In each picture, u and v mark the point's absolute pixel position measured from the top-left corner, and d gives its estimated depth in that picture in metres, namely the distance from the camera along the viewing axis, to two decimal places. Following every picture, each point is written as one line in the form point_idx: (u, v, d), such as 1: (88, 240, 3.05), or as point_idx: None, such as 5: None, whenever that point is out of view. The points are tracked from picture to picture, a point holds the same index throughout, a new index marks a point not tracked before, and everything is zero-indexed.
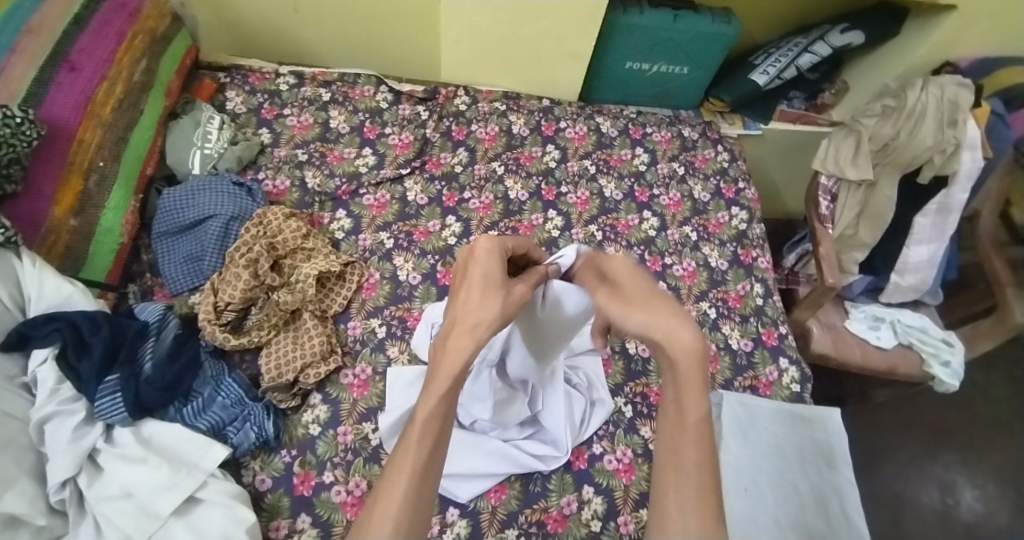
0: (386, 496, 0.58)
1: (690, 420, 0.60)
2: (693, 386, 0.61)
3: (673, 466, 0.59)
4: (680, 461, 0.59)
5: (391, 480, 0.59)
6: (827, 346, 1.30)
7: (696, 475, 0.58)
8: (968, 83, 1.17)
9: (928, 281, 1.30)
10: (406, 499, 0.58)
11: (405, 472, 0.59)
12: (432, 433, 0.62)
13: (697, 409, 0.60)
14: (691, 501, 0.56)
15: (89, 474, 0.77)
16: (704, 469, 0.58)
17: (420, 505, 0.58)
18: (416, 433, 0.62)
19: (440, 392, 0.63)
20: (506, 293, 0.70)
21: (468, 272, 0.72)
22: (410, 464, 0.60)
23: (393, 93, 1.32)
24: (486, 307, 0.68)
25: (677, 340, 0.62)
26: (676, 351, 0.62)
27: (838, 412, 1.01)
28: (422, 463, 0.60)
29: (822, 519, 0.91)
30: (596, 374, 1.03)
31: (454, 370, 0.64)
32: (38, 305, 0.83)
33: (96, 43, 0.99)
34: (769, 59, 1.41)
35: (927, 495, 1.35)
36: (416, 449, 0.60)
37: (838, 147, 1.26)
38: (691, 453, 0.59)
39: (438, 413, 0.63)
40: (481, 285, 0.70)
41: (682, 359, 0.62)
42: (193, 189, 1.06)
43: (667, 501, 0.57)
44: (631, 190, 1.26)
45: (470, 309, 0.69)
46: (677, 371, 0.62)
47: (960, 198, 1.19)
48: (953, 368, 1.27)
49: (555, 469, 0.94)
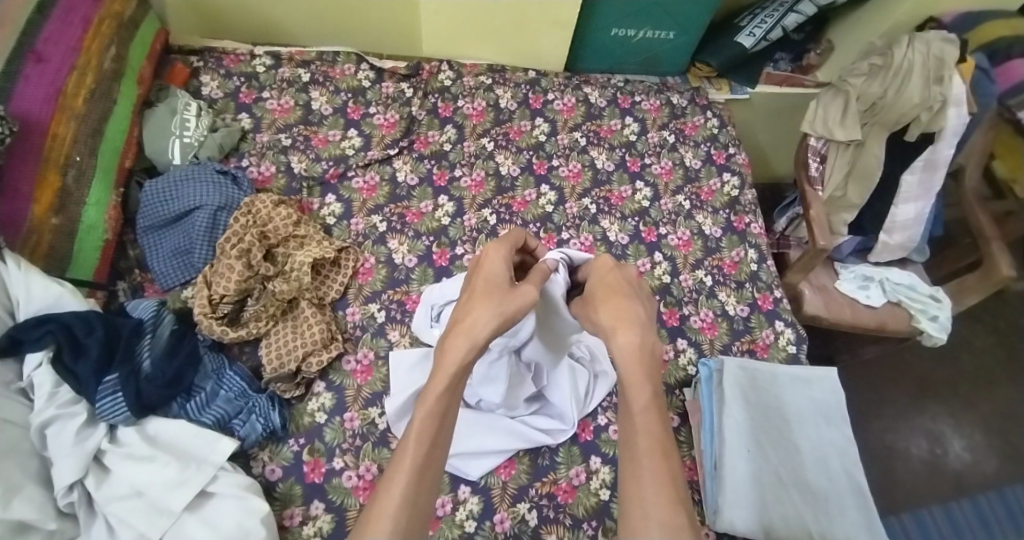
0: (385, 495, 0.63)
1: (637, 407, 0.72)
2: (633, 377, 0.73)
3: (632, 452, 0.70)
4: (635, 447, 0.69)
5: (392, 480, 0.64)
6: (818, 307, 1.33)
7: (652, 461, 0.68)
8: (954, 39, 1.17)
9: (915, 239, 1.33)
10: (404, 500, 0.62)
11: (402, 475, 0.64)
12: (428, 436, 0.67)
13: (640, 396, 0.73)
14: (647, 474, 0.66)
15: (97, 475, 0.76)
16: (655, 452, 0.68)
17: (416, 507, 0.63)
18: (416, 430, 0.67)
19: (439, 390, 0.70)
20: (507, 290, 0.77)
21: (476, 277, 0.80)
22: (410, 461, 0.65)
23: (376, 71, 1.28)
24: (481, 309, 0.74)
25: (620, 338, 0.77)
26: (622, 351, 0.76)
27: (837, 372, 1.03)
28: (421, 461, 0.65)
29: (823, 475, 0.94)
30: (599, 348, 1.05)
31: (455, 366, 0.71)
32: (28, 308, 0.81)
33: (62, 31, 0.94)
34: (755, 20, 1.40)
35: (915, 447, 1.42)
36: (415, 446, 0.66)
37: (826, 108, 1.26)
38: (644, 439, 0.69)
39: (434, 414, 0.69)
40: (483, 288, 0.77)
41: (626, 355, 0.75)
42: (176, 180, 1.02)
43: (629, 484, 0.67)
44: (623, 160, 1.26)
45: (469, 312, 0.75)
46: (624, 366, 0.75)
47: (947, 153, 1.20)
48: (941, 322, 1.31)
49: (562, 442, 0.96)
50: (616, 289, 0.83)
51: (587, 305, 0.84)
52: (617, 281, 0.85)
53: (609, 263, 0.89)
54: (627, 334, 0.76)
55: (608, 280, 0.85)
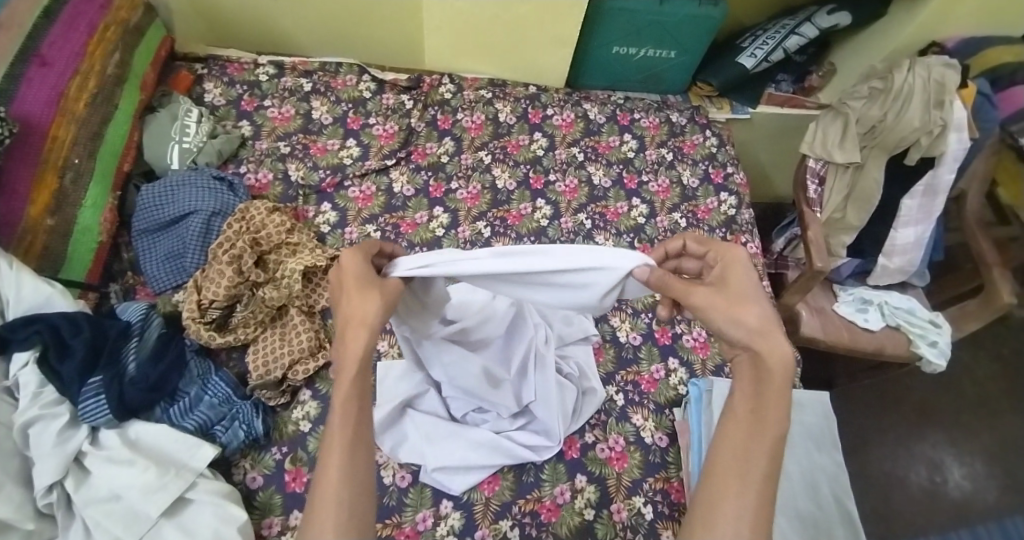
0: (321, 482, 0.53)
1: (770, 432, 0.55)
2: (778, 404, 0.56)
3: (736, 475, 0.54)
4: (749, 468, 0.54)
5: (327, 457, 0.55)
6: (816, 329, 1.31)
7: (758, 491, 0.53)
8: (955, 63, 1.16)
9: (915, 263, 1.31)
10: (345, 480, 0.53)
11: (337, 455, 0.54)
12: (351, 415, 0.57)
13: (773, 425, 0.55)
14: (750, 506, 0.52)
15: (76, 477, 0.76)
16: (770, 485, 0.53)
17: (359, 490, 0.54)
18: (337, 410, 0.57)
19: (351, 375, 0.58)
20: (385, 287, 0.62)
21: (342, 274, 0.62)
22: (339, 446, 0.55)
23: (377, 82, 1.29)
24: (363, 300, 0.60)
25: (771, 350, 0.57)
26: (772, 366, 0.57)
27: (828, 395, 1.02)
28: (354, 441, 0.56)
29: (812, 502, 0.91)
30: (587, 364, 1.02)
31: (358, 353, 0.58)
32: (17, 306, 0.81)
33: (67, 36, 0.96)
34: (757, 41, 1.40)
35: (915, 474, 1.45)
36: (340, 428, 0.56)
37: (825, 130, 1.26)
38: (764, 467, 0.53)
39: (355, 394, 0.58)
40: (365, 289, 0.62)
41: (775, 376, 0.57)
42: (172, 184, 1.03)
43: (719, 502, 0.53)
44: (620, 177, 1.26)
45: (355, 305, 0.59)
46: (766, 381, 0.57)
47: (948, 179, 1.19)
48: (940, 348, 1.29)
49: (547, 460, 0.95)
50: (757, 293, 0.61)
51: (725, 301, 0.59)
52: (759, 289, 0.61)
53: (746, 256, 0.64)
54: (782, 353, 0.57)
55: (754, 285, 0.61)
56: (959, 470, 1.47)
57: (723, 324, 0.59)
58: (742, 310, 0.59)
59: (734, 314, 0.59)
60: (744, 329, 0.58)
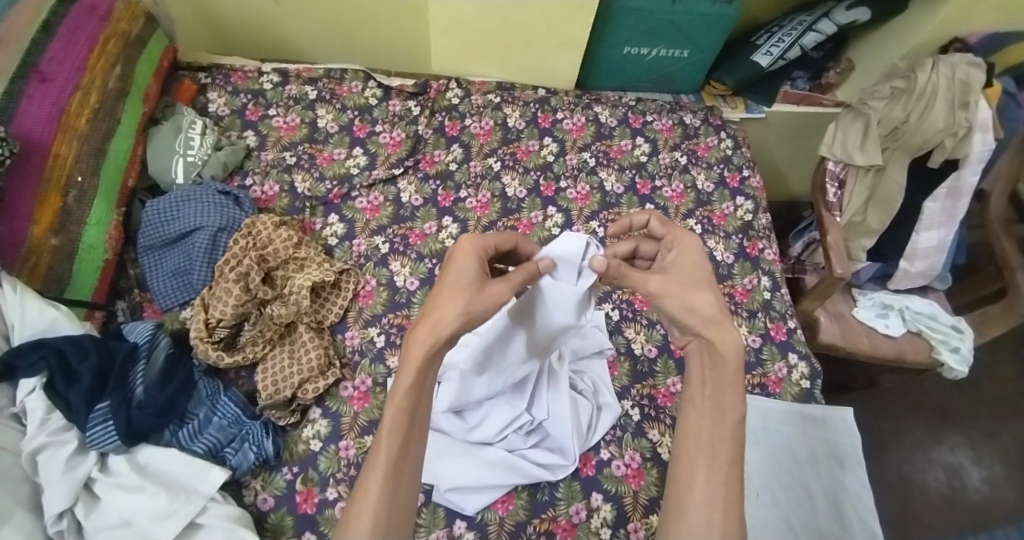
0: (361, 491, 0.59)
1: (729, 419, 0.64)
2: (734, 396, 0.65)
3: (703, 460, 0.63)
4: (715, 450, 0.63)
5: (370, 470, 0.60)
6: (835, 336, 1.28)
7: (724, 474, 0.62)
8: (980, 62, 1.11)
9: (937, 267, 1.28)
10: (383, 491, 0.59)
11: (380, 469, 0.59)
12: (401, 430, 0.61)
13: (733, 411, 0.64)
14: (720, 485, 0.61)
15: (86, 504, 0.74)
16: (735, 465, 0.63)
17: (397, 501, 0.59)
18: (387, 424, 0.61)
19: (407, 384, 0.60)
20: (477, 291, 0.62)
21: (444, 271, 0.65)
22: (384, 461, 0.60)
23: (383, 88, 1.27)
24: (448, 305, 0.61)
25: (724, 337, 0.65)
26: (725, 351, 0.65)
27: (851, 412, 0.99)
28: (396, 456, 0.60)
29: (835, 522, 0.89)
30: (601, 379, 1.00)
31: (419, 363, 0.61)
32: (22, 331, 0.80)
33: (67, 51, 0.94)
34: (772, 39, 1.36)
35: (935, 479, 1.42)
36: (388, 442, 0.60)
37: (846, 131, 1.22)
38: (728, 450, 0.63)
39: (407, 407, 0.61)
40: (451, 287, 0.62)
41: (729, 360, 0.65)
42: (178, 200, 1.01)
43: (693, 487, 0.62)
44: (632, 183, 1.22)
45: (436, 307, 0.62)
46: (722, 368, 0.65)
47: (972, 180, 1.15)
48: (963, 354, 1.25)
49: (562, 478, 0.93)
50: (703, 280, 0.68)
51: (680, 288, 0.66)
52: (707, 274, 0.69)
53: (699, 246, 0.71)
54: (735, 341, 0.65)
55: (703, 269, 0.69)
56: (979, 474, 1.44)
57: (682, 309, 0.66)
58: (696, 296, 0.66)
59: (687, 300, 0.66)
60: (699, 316, 0.66)
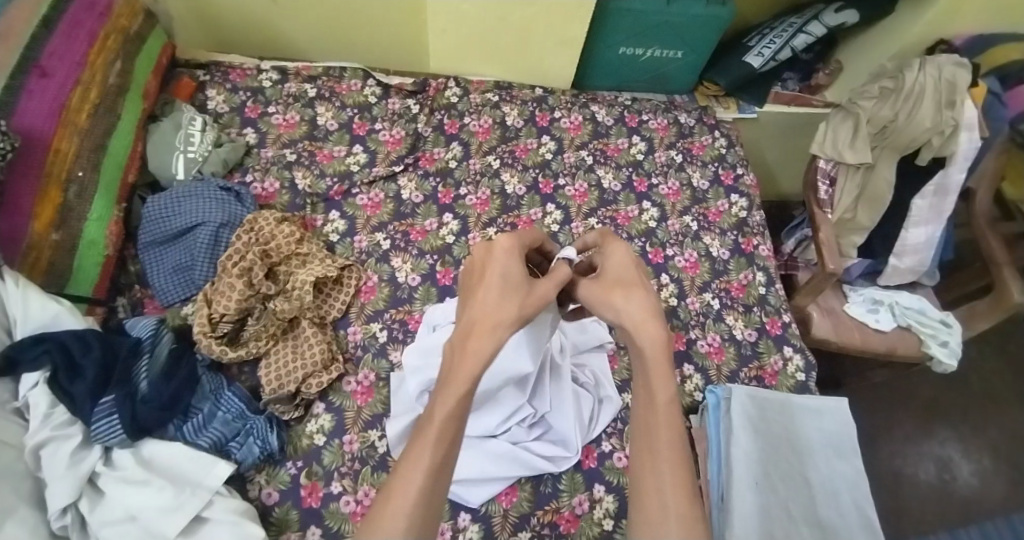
0: (396, 493, 0.53)
1: (660, 402, 0.61)
2: (659, 371, 0.62)
3: (649, 456, 0.59)
4: (654, 443, 0.59)
5: (406, 474, 0.54)
6: (827, 330, 1.31)
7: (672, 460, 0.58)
8: (966, 63, 1.14)
9: (926, 263, 1.31)
10: (421, 496, 0.53)
11: (420, 470, 0.54)
12: (447, 436, 0.58)
13: (663, 393, 0.61)
14: (668, 480, 0.57)
15: (90, 498, 0.74)
16: (680, 453, 0.58)
17: (432, 508, 0.54)
18: (434, 431, 0.57)
19: (461, 392, 0.59)
20: (526, 293, 0.67)
21: (490, 271, 0.67)
22: (427, 463, 0.55)
23: (382, 87, 1.28)
24: (505, 308, 0.64)
25: (645, 330, 0.65)
26: (643, 334, 0.65)
27: (846, 402, 1.01)
28: (438, 460, 0.56)
29: (833, 510, 0.91)
30: (602, 372, 1.02)
31: (469, 380, 0.60)
32: (25, 326, 0.79)
33: (67, 46, 0.93)
34: (764, 40, 1.39)
35: (924, 472, 1.45)
36: (433, 445, 0.56)
37: (835, 131, 1.25)
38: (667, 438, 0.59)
39: (457, 414, 0.59)
40: (501, 287, 0.66)
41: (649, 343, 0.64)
42: (179, 196, 1.01)
43: (647, 483, 0.57)
44: (630, 180, 1.24)
45: (490, 308, 0.64)
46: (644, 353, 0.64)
47: (959, 178, 1.18)
48: (952, 348, 1.28)
49: (565, 470, 0.94)
50: (631, 282, 0.71)
51: (602, 289, 0.71)
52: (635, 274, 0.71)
53: (627, 251, 0.75)
54: (653, 329, 0.64)
55: (629, 267, 0.73)
56: None
57: (603, 310, 0.70)
58: (615, 294, 0.69)
59: (608, 297, 0.69)
60: (622, 313, 0.67)
